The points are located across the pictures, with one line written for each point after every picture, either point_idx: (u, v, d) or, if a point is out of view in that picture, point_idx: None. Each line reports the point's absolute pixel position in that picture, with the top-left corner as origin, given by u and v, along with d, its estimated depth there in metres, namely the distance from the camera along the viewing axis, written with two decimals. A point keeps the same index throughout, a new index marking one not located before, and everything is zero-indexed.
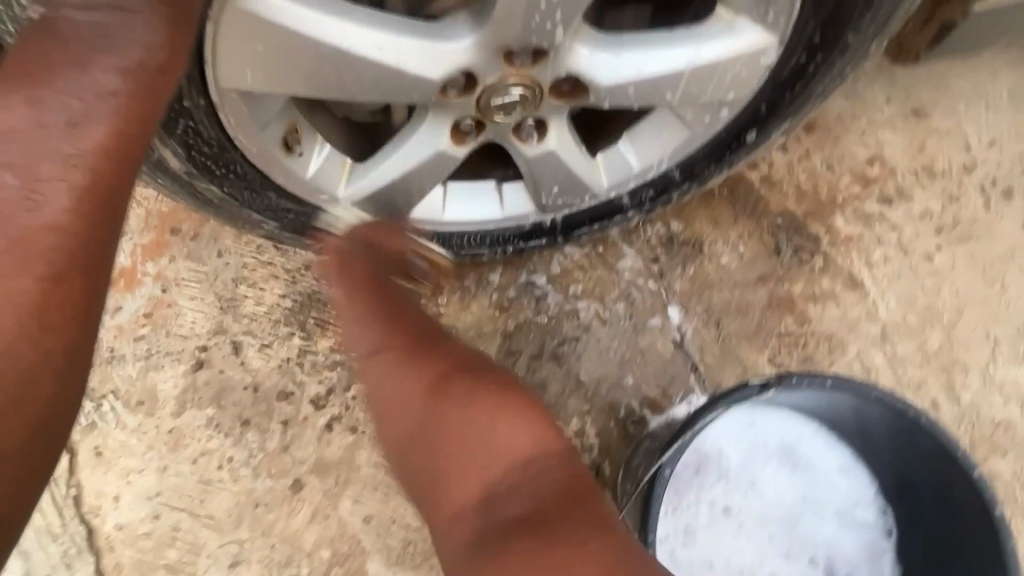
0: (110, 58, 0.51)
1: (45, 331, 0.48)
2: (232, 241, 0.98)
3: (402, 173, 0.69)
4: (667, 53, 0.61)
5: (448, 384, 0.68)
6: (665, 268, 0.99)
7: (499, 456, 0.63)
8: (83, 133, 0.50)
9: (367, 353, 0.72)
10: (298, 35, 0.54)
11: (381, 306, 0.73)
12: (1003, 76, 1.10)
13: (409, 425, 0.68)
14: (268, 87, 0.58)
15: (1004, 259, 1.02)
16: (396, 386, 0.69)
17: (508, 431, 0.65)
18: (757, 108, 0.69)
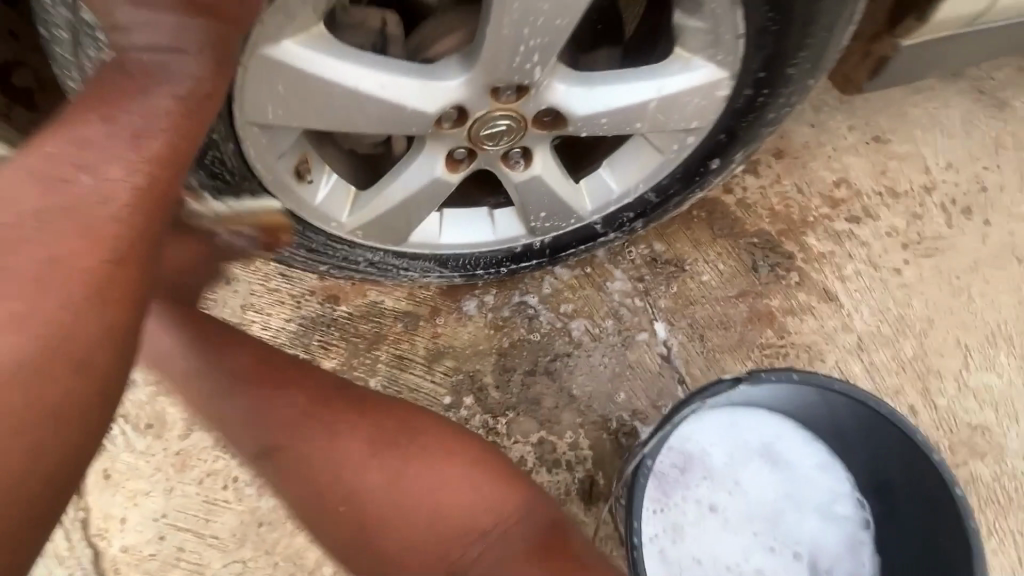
0: (165, 86, 0.51)
1: (103, 312, 0.45)
2: (242, 269, 1.04)
3: (401, 198, 0.76)
4: (635, 87, 0.68)
5: (376, 436, 0.70)
6: (650, 285, 1.04)
7: (435, 496, 0.67)
8: (144, 138, 0.49)
9: (278, 426, 0.69)
10: (314, 78, 0.61)
11: (296, 377, 0.73)
12: (952, 105, 1.20)
13: (334, 488, 0.67)
14: (286, 123, 0.65)
15: (968, 271, 1.09)
16: (314, 448, 0.69)
17: (456, 491, 0.68)
18: (717, 137, 0.76)
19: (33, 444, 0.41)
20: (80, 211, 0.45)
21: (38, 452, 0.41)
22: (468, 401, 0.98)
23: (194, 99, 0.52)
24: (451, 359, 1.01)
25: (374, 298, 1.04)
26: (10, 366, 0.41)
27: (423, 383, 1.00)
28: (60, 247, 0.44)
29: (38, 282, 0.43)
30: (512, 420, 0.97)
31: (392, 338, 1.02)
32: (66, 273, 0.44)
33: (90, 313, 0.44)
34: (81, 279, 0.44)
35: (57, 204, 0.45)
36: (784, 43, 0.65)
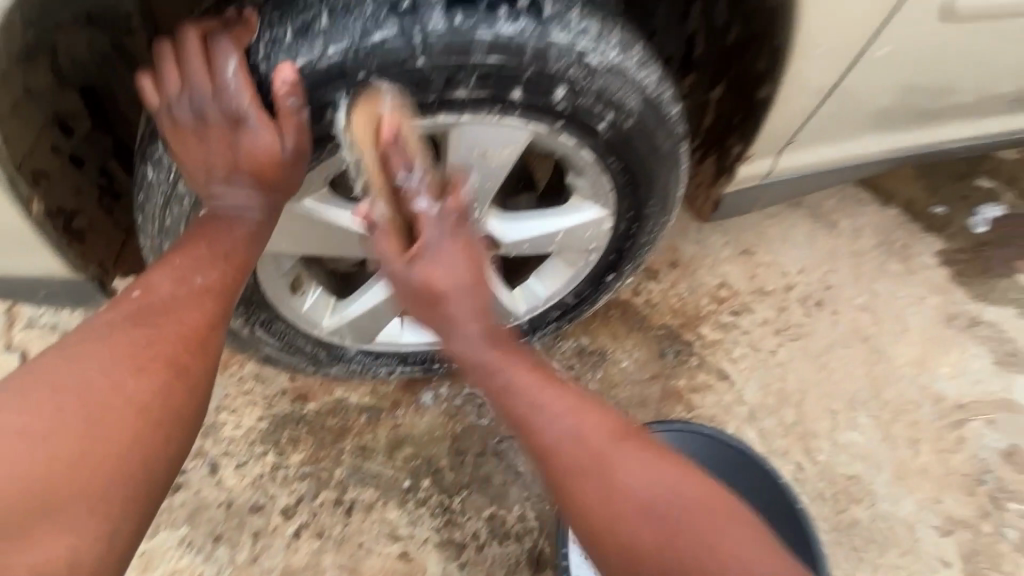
0: (242, 227, 0.66)
1: (201, 356, 0.63)
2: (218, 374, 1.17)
3: (372, 305, 0.95)
4: (549, 220, 0.90)
5: (677, 486, 0.66)
6: (580, 371, 1.26)
7: (762, 566, 0.61)
8: (231, 250, 0.66)
9: (582, 464, 0.67)
10: (313, 219, 0.77)
11: (583, 417, 0.69)
12: (803, 220, 1.54)
13: (632, 539, 0.64)
14: (283, 250, 0.79)
15: (826, 350, 1.37)
16: (604, 487, 0.66)
17: (752, 553, 0.62)
18: (610, 258, 0.98)
19: (155, 444, 0.58)
20: (194, 290, 0.64)
21: (157, 450, 0.58)
22: (425, 483, 1.11)
23: (259, 226, 0.67)
24: (410, 446, 1.14)
25: (340, 394, 1.18)
26: (151, 388, 0.59)
27: (384, 470, 1.12)
28: (178, 313, 0.63)
29: (167, 334, 0.61)
30: (466, 498, 1.10)
31: (356, 431, 1.14)
32: (183, 327, 0.63)
33: (194, 355, 0.62)
34: (191, 332, 0.63)
35: (179, 288, 0.64)
36: (639, 197, 0.86)
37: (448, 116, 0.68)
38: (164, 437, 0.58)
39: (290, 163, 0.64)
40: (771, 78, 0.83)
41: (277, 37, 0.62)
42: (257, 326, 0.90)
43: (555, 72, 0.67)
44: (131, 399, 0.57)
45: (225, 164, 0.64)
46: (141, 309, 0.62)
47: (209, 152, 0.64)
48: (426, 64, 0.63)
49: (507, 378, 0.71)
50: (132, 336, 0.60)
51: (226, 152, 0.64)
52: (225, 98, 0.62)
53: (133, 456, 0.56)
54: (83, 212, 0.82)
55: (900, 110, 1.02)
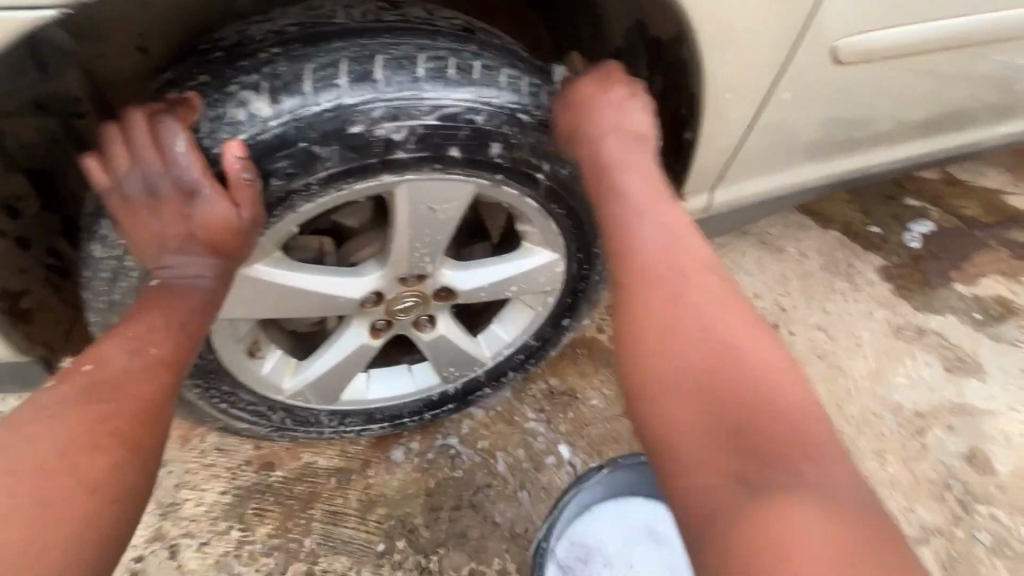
0: (195, 296, 0.68)
1: (154, 426, 0.61)
2: (178, 450, 1.13)
3: (332, 364, 0.94)
4: (499, 267, 0.93)
5: (769, 361, 0.59)
6: (551, 414, 1.24)
7: (814, 465, 0.52)
8: (184, 318, 0.67)
9: (661, 285, 0.65)
10: (267, 282, 0.77)
11: (675, 253, 0.67)
12: (751, 248, 1.61)
13: (687, 357, 0.60)
14: (236, 314, 0.79)
15: None
16: (674, 305, 0.63)
17: (812, 449, 0.53)
18: (567, 300, 1.01)
19: (110, 517, 0.54)
20: (146, 360, 0.63)
21: (111, 523, 0.54)
22: (400, 544, 1.08)
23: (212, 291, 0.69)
24: (382, 506, 1.11)
25: (308, 459, 1.15)
26: (103, 465, 0.55)
27: (356, 535, 1.08)
28: (130, 384, 0.61)
29: (119, 405, 0.59)
30: (443, 556, 1.07)
31: (326, 496, 1.11)
32: (133, 397, 0.60)
33: (146, 425, 0.60)
34: (144, 402, 0.61)
35: (131, 361, 0.62)
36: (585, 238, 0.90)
37: (391, 176, 0.70)
38: (117, 512, 0.55)
39: (243, 232, 0.66)
40: (689, 125, 0.91)
41: (218, 114, 0.64)
42: (215, 395, 0.88)
43: (491, 131, 0.71)
44: (81, 474, 0.54)
45: (178, 234, 0.67)
46: (90, 384, 0.60)
47: (162, 224, 0.67)
48: (366, 130, 0.65)
49: (625, 200, 0.72)
50: (84, 412, 0.57)
51: (182, 224, 0.66)
52: (176, 173, 0.64)
53: (86, 531, 0.52)
54: (31, 291, 0.82)
55: (819, 143, 1.10)
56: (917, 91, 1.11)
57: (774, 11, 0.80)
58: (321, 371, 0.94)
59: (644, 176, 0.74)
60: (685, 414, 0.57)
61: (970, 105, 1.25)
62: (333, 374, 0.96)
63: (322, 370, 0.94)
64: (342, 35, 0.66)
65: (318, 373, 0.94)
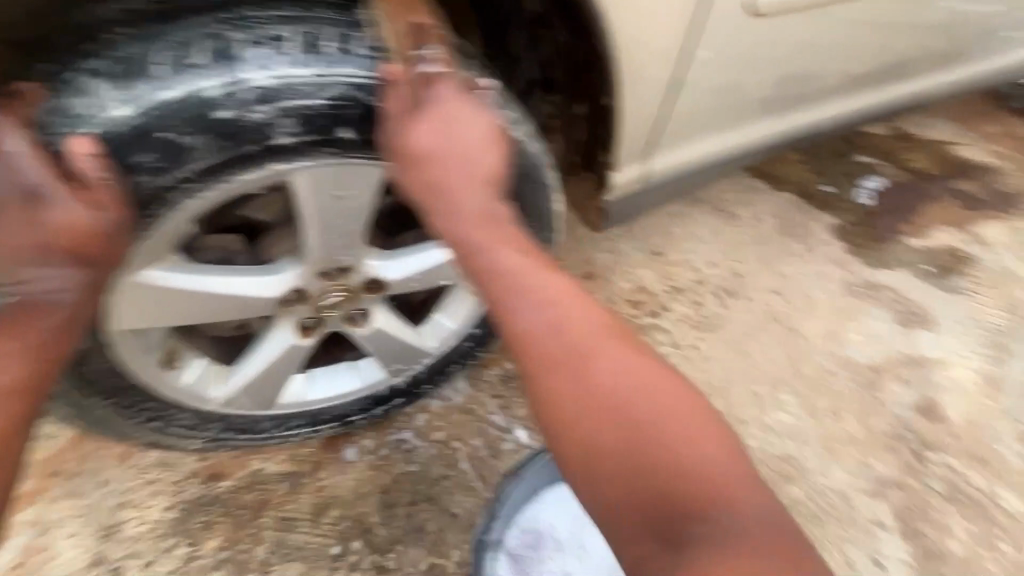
0: (52, 311, 0.63)
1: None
2: (116, 468, 1.08)
3: (261, 368, 0.90)
4: (432, 253, 0.88)
5: (641, 388, 0.60)
6: (507, 400, 1.21)
7: (725, 486, 0.56)
8: (42, 335, 0.62)
9: (550, 349, 0.62)
10: (168, 287, 0.72)
11: (561, 303, 0.64)
12: (706, 215, 1.58)
13: (592, 424, 0.58)
14: (138, 323, 0.74)
15: (744, 336, 1.40)
16: (571, 369, 0.61)
17: (718, 459, 0.57)
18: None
19: None
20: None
21: None
22: (356, 545, 1.05)
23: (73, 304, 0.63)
24: (337, 508, 1.08)
25: (256, 466, 1.11)
26: None
27: (310, 540, 1.05)
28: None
29: None
30: (401, 552, 1.05)
31: (275, 504, 1.07)
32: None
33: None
34: None
35: None
36: None
37: (280, 163, 0.66)
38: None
39: (102, 237, 0.61)
40: (605, 90, 0.87)
41: (60, 107, 0.60)
42: (132, 411, 0.84)
43: (381, 108, 0.66)
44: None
45: (25, 244, 0.62)
46: None
47: (9, 235, 0.62)
48: (235, 115, 0.61)
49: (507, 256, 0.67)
50: None
51: (32, 231, 0.61)
52: (18, 178, 0.60)
53: None
54: None
55: (757, 103, 1.07)
56: (853, 45, 1.08)
57: None
58: (248, 376, 0.89)
59: (491, 216, 0.70)
60: (594, 485, 0.57)
61: (908, 57, 1.23)
62: (265, 377, 0.91)
63: (250, 375, 0.89)
64: (200, 11, 0.61)
65: (245, 378, 0.89)
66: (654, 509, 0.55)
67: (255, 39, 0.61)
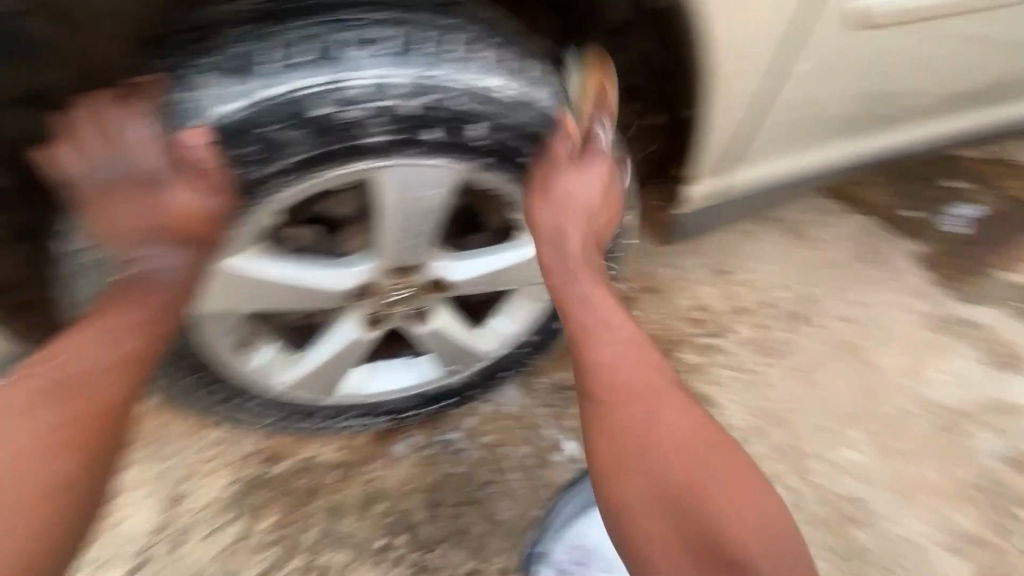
0: (161, 288, 0.72)
1: (111, 423, 0.68)
2: (185, 440, 1.14)
3: (325, 358, 0.92)
4: (496, 257, 0.88)
5: (682, 438, 0.76)
6: (558, 409, 1.19)
7: (740, 527, 0.71)
8: (151, 307, 0.71)
9: (614, 392, 0.78)
10: (250, 275, 0.76)
11: (632, 360, 0.79)
12: (777, 234, 1.50)
13: (645, 465, 0.74)
14: (220, 306, 0.78)
15: (812, 365, 1.32)
16: (629, 416, 0.76)
17: (731, 500, 0.73)
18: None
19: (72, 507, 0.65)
20: (112, 352, 0.69)
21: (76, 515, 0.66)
22: (400, 539, 1.07)
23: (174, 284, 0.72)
24: (384, 501, 1.10)
25: (311, 451, 1.14)
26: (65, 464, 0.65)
27: (357, 529, 1.07)
28: (78, 395, 0.67)
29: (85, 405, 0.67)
30: (443, 553, 1.06)
31: (326, 490, 1.10)
32: (67, 422, 0.66)
33: (69, 458, 0.65)
34: (105, 402, 0.68)
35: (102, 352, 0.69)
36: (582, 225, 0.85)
37: (365, 161, 0.68)
38: (45, 553, 0.63)
39: (198, 218, 0.70)
40: (688, 100, 0.84)
41: (179, 102, 0.66)
42: (210, 387, 0.89)
43: (465, 112, 0.68)
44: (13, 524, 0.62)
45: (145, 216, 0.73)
46: (63, 379, 0.67)
47: (130, 215, 0.72)
48: (332, 113, 0.65)
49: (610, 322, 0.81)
50: (54, 408, 0.66)
51: (155, 211, 0.73)
52: (142, 158, 0.71)
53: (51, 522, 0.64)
54: None
55: (847, 119, 1.01)
56: (961, 60, 1.00)
57: None
58: (311, 364, 0.92)
59: (589, 256, 0.84)
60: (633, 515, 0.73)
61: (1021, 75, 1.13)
62: (329, 367, 0.94)
63: (313, 364, 0.92)
64: (306, 14, 0.65)
65: (309, 365, 0.92)
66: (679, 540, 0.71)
67: (354, 41, 0.65)
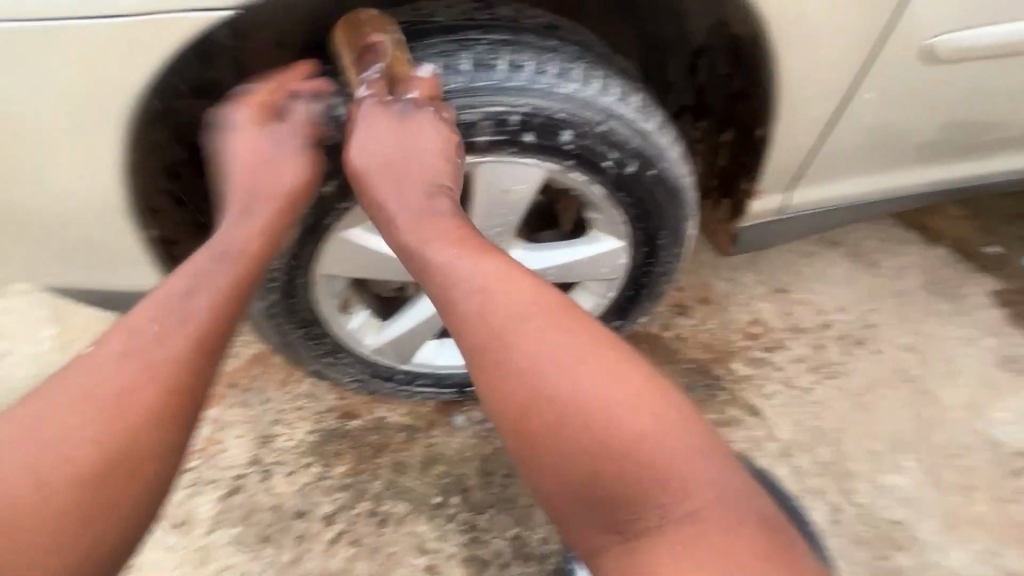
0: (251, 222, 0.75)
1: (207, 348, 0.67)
2: (277, 391, 1.30)
3: (409, 327, 1.06)
4: (567, 251, 0.97)
5: (583, 375, 0.61)
6: None
7: (679, 473, 0.58)
8: (247, 241, 0.74)
9: (494, 339, 0.64)
10: (362, 246, 0.90)
11: (507, 295, 0.66)
12: (841, 258, 1.50)
13: (547, 419, 0.60)
14: (333, 270, 0.92)
15: (868, 390, 1.33)
16: (521, 362, 0.62)
17: (659, 437, 0.59)
18: (628, 292, 1.04)
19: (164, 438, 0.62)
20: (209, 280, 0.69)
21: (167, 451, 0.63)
22: (454, 499, 1.18)
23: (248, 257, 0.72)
24: (442, 464, 1.22)
25: (382, 413, 1.28)
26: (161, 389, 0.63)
27: (418, 485, 1.20)
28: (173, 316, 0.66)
29: (177, 328, 0.65)
30: (491, 517, 1.16)
31: (393, 448, 1.24)
32: (164, 344, 0.64)
33: (164, 379, 0.63)
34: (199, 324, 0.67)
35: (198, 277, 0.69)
36: (650, 229, 0.93)
37: (471, 156, 0.80)
38: (144, 485, 0.61)
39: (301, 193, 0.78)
40: (763, 121, 0.91)
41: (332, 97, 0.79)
42: (314, 343, 1.02)
43: (563, 119, 0.77)
44: (90, 492, 0.58)
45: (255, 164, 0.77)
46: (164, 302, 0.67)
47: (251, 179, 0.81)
48: (452, 114, 0.76)
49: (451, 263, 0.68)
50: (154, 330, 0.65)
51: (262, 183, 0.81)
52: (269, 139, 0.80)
53: (147, 454, 0.61)
54: (187, 204, 0.87)
55: (920, 148, 1.04)
56: None
57: (862, 16, 0.81)
58: (396, 331, 1.06)
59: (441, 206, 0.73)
60: (544, 478, 0.61)
61: None
62: (412, 335, 1.07)
63: (398, 331, 1.06)
64: (438, 34, 0.78)
65: (394, 331, 1.06)
66: (594, 500, 0.59)
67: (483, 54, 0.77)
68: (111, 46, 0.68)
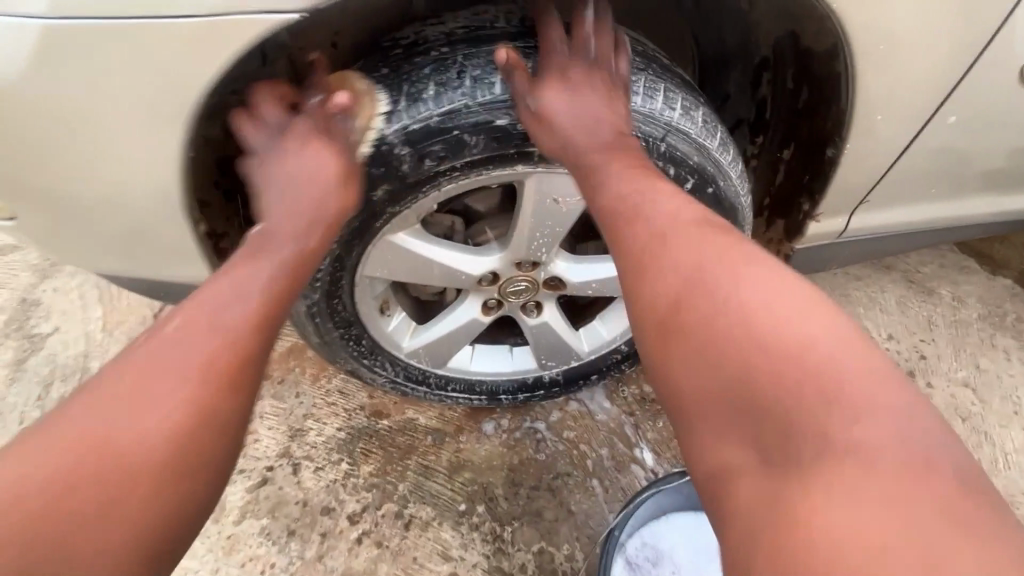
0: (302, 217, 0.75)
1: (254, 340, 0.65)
2: (309, 385, 1.31)
3: (446, 331, 1.05)
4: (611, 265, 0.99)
5: (732, 275, 0.57)
6: (639, 418, 1.25)
7: (853, 395, 0.47)
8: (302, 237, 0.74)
9: (638, 242, 0.65)
10: (407, 249, 0.89)
11: (659, 203, 0.66)
12: (894, 284, 1.43)
13: (684, 312, 0.58)
14: (376, 271, 0.92)
15: None
16: (668, 262, 0.61)
17: (825, 348, 0.51)
18: None
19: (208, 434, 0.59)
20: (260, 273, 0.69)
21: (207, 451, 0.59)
22: (479, 509, 1.17)
23: (312, 235, 0.75)
24: (469, 471, 1.20)
25: (411, 415, 1.27)
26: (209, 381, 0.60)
27: (444, 490, 1.19)
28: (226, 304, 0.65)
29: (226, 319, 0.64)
30: (516, 529, 1.15)
31: (421, 451, 1.23)
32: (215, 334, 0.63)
33: (213, 370, 0.61)
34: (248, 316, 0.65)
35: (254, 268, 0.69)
36: None
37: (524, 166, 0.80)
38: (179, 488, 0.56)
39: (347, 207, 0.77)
40: (834, 141, 0.87)
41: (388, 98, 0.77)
42: (351, 344, 1.02)
43: None
44: (125, 493, 0.54)
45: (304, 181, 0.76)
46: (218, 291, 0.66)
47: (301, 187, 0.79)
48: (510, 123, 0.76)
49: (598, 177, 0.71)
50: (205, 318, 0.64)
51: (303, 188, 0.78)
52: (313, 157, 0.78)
53: (190, 449, 0.58)
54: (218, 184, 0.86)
55: (996, 177, 0.98)
56: None
57: (954, 35, 0.75)
58: (432, 334, 1.05)
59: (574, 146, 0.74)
60: (673, 379, 0.57)
61: None
62: (448, 339, 1.05)
63: (434, 335, 1.05)
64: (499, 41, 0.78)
65: (430, 334, 1.05)
66: (730, 405, 0.52)
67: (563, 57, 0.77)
68: (178, 49, 0.67)
